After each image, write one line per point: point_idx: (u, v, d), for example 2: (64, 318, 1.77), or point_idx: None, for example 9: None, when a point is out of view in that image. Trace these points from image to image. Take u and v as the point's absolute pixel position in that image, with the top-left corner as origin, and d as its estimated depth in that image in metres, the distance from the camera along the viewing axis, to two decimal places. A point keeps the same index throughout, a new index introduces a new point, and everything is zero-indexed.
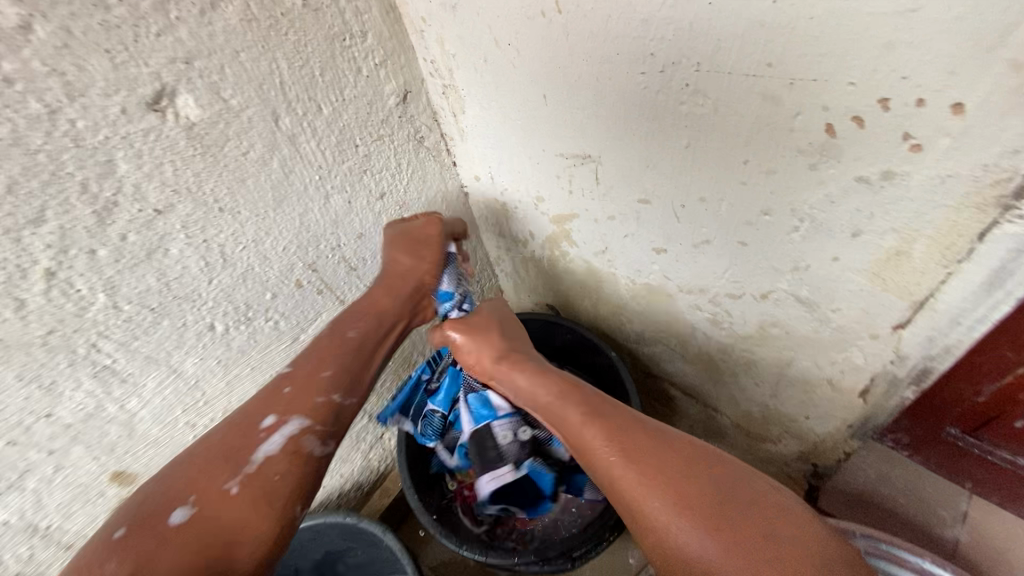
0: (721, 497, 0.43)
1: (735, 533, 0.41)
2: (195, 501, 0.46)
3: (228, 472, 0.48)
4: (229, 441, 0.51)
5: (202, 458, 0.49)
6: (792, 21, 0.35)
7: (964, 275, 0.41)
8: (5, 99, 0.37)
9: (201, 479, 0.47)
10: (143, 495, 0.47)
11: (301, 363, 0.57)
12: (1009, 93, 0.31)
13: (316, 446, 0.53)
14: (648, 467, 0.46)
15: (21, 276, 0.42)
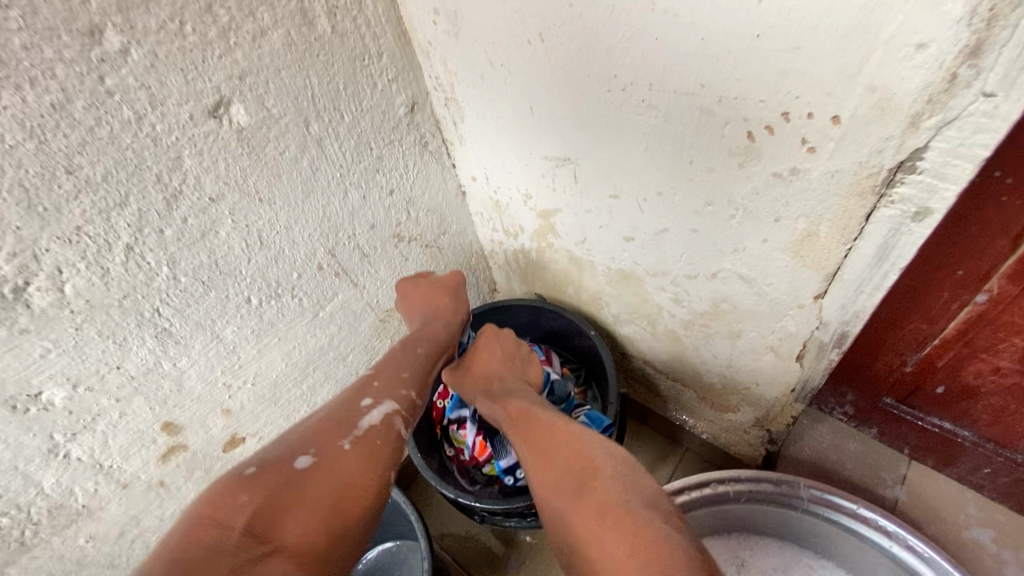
0: (583, 477, 0.57)
1: (581, 502, 0.55)
2: (319, 452, 0.56)
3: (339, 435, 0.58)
4: (335, 416, 0.61)
5: (310, 428, 0.59)
6: (716, 53, 0.46)
7: (860, 250, 0.52)
8: (106, 107, 0.48)
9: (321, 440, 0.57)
10: (271, 449, 0.56)
11: (380, 369, 0.69)
12: (870, 108, 0.42)
13: (404, 428, 0.63)
14: (539, 453, 0.61)
15: (108, 249, 0.52)
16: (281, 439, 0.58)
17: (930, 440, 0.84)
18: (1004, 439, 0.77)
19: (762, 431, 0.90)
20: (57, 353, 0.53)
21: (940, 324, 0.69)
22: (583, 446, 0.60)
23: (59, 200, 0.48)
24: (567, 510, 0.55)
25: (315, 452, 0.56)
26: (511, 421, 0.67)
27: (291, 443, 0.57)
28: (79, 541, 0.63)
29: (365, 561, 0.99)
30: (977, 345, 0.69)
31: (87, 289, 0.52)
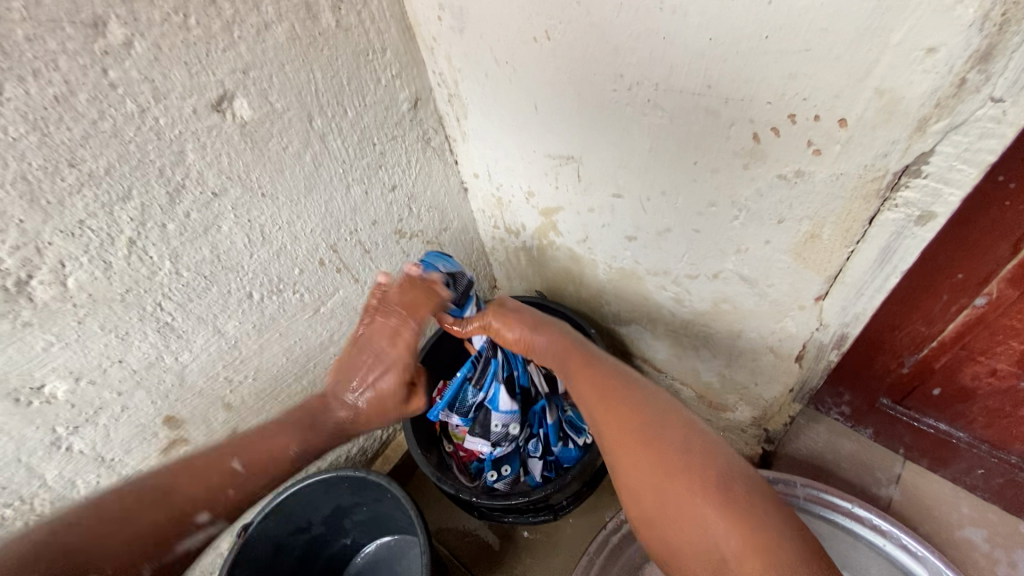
0: (677, 438, 0.52)
1: (678, 459, 0.50)
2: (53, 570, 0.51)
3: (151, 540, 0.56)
4: (161, 509, 0.58)
5: (135, 518, 0.56)
6: (724, 54, 0.46)
7: (862, 253, 0.53)
8: (109, 100, 0.47)
9: (125, 544, 0.55)
10: (80, 528, 0.54)
11: (261, 434, 0.63)
12: (878, 111, 0.42)
13: (206, 521, 0.60)
14: (624, 408, 0.56)
15: (110, 242, 0.52)
16: (109, 522, 0.55)
17: (926, 440, 0.85)
18: (998, 441, 0.78)
19: (760, 430, 0.90)
20: (59, 347, 0.53)
21: (939, 326, 0.69)
22: (671, 436, 0.52)
23: (62, 193, 0.47)
24: (653, 466, 0.51)
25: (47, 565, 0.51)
26: (578, 374, 0.63)
27: (102, 541, 0.54)
28: None
29: (365, 555, 1.00)
30: (975, 348, 0.70)
31: (90, 283, 0.52)
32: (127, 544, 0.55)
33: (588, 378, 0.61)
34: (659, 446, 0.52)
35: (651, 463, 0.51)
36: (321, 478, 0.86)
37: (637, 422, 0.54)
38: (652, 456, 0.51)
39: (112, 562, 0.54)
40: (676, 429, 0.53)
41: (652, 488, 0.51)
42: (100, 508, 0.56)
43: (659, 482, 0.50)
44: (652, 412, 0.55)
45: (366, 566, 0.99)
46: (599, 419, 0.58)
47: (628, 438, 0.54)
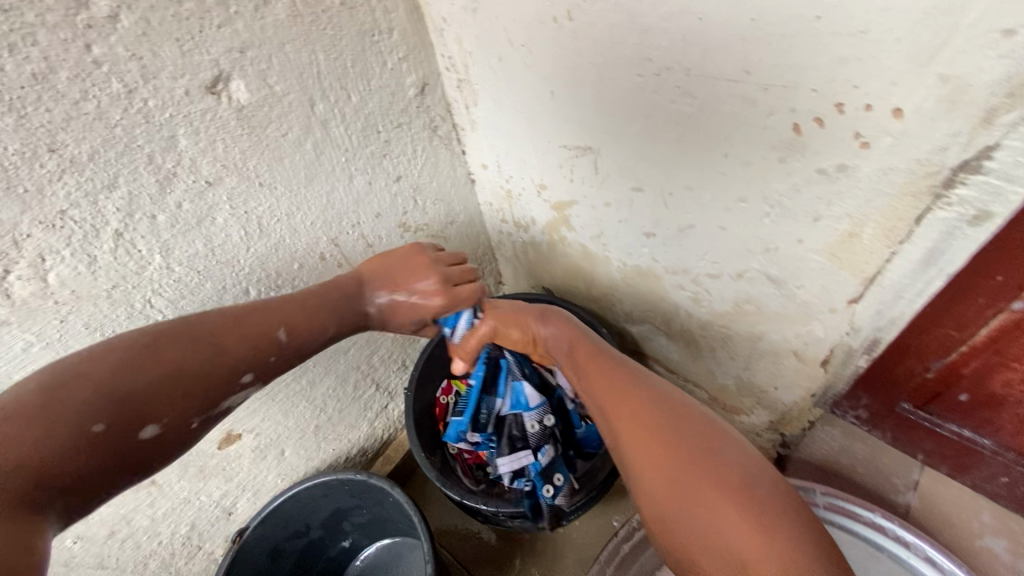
0: (686, 437, 0.48)
1: (685, 459, 0.46)
2: (103, 403, 0.42)
3: (177, 418, 0.46)
4: (209, 381, 0.48)
5: (186, 368, 0.46)
6: (767, 37, 0.42)
7: (904, 254, 0.49)
8: (93, 79, 0.43)
9: (177, 394, 0.46)
10: (141, 345, 0.45)
11: (285, 316, 0.54)
12: (938, 100, 0.38)
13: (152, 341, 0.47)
14: (634, 404, 0.52)
15: (95, 235, 0.48)
16: (170, 361, 0.46)
17: (948, 447, 0.82)
18: None
19: (775, 435, 0.87)
20: (40, 347, 0.49)
21: (972, 331, 0.66)
22: (692, 437, 0.48)
23: (41, 180, 0.43)
24: (660, 466, 0.47)
25: (82, 430, 0.41)
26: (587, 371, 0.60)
27: (153, 373, 0.44)
28: (67, 543, 0.61)
29: (363, 559, 0.97)
30: (1008, 354, 0.67)
31: (73, 279, 0.48)
32: (184, 404, 0.46)
33: (599, 375, 0.58)
34: (684, 441, 0.47)
35: (670, 456, 0.47)
36: (320, 481, 0.82)
37: (645, 419, 0.50)
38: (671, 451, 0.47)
39: (170, 392, 0.45)
40: (685, 427, 0.49)
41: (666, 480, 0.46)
42: (138, 342, 0.45)
43: (663, 483, 0.46)
44: (660, 409, 0.51)
45: (365, 570, 0.96)
46: (609, 414, 0.54)
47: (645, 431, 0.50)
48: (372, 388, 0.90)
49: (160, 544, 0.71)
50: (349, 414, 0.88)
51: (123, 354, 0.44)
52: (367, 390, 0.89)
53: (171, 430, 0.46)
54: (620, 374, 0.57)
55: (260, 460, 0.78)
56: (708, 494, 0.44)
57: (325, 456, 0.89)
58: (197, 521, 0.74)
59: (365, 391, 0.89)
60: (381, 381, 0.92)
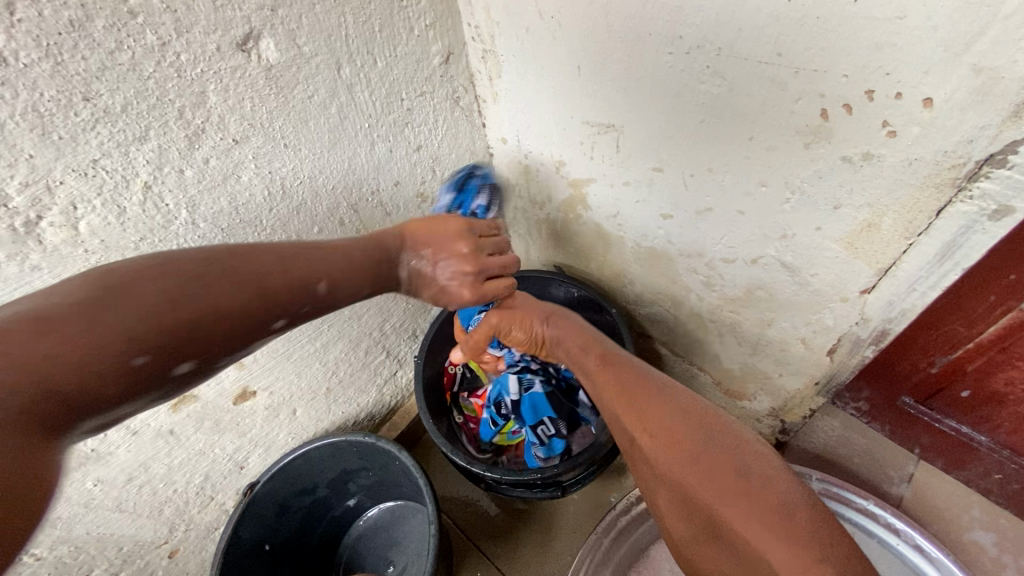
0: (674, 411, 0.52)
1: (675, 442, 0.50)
2: (224, 338, 0.42)
3: (303, 305, 0.46)
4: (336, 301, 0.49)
5: (295, 265, 0.45)
6: (803, 19, 0.42)
7: (921, 247, 0.50)
8: (128, 29, 0.43)
9: (268, 289, 0.43)
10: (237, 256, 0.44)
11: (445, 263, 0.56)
12: (970, 91, 0.38)
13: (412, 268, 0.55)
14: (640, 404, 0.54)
15: (125, 186, 0.49)
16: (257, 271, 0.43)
17: (944, 442, 0.83)
18: (1020, 447, 0.77)
19: (775, 421, 0.89)
20: None
21: (979, 328, 0.66)
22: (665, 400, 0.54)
23: (75, 129, 0.44)
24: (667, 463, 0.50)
25: (114, 358, 0.37)
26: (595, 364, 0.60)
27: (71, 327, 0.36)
28: (88, 485, 0.62)
29: (367, 519, 1.01)
30: (1012, 352, 0.68)
31: (103, 228, 0.49)
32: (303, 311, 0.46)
33: (607, 373, 0.59)
34: (673, 395, 0.54)
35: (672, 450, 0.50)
36: (330, 441, 0.85)
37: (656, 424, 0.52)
38: (665, 416, 0.52)
39: (268, 298, 0.43)
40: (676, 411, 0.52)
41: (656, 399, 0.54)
42: (178, 267, 0.41)
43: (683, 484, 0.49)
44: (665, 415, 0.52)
45: (367, 530, 1.00)
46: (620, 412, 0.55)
47: (633, 388, 0.56)
48: (383, 355, 0.92)
49: (175, 493, 0.73)
50: (358, 379, 0.90)
51: (167, 292, 0.39)
52: (377, 356, 0.91)
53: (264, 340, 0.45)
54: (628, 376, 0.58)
55: (272, 418, 0.80)
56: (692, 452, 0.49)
57: (334, 418, 0.91)
58: (210, 473, 0.76)
59: (375, 357, 0.90)
60: (391, 349, 0.93)
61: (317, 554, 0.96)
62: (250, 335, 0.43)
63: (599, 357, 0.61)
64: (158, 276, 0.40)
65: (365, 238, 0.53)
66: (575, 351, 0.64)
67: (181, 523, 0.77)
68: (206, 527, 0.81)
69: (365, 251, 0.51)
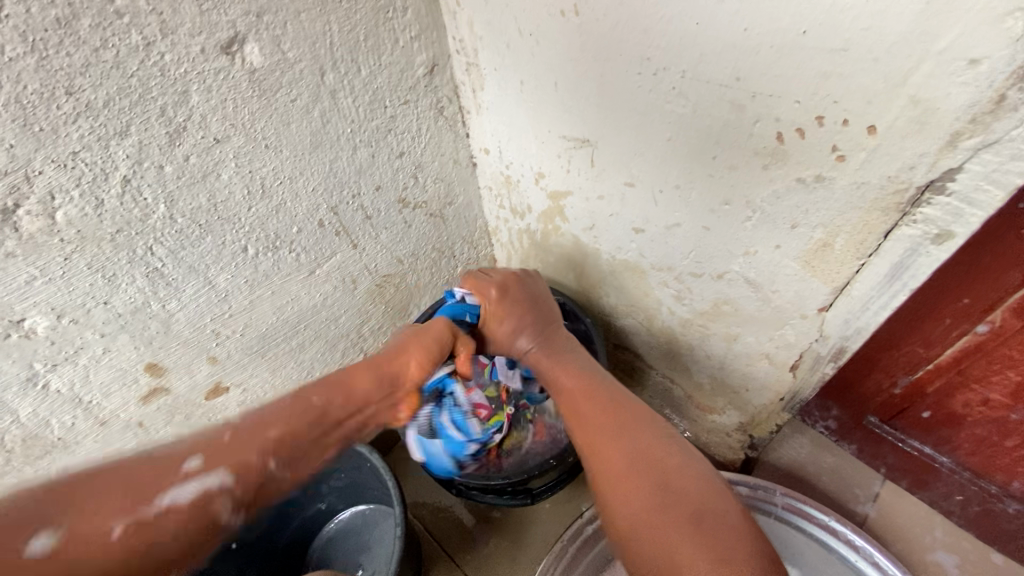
0: (623, 429, 0.56)
1: (617, 461, 0.53)
2: (181, 517, 0.46)
3: (270, 482, 0.51)
4: (310, 450, 0.54)
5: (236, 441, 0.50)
6: (758, 47, 0.44)
7: (873, 267, 0.51)
8: (114, 29, 0.45)
9: (238, 452, 0.49)
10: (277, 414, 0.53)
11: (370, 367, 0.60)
12: (908, 121, 0.41)
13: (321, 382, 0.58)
14: (597, 424, 0.57)
15: (104, 178, 0.50)
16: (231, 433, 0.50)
17: (907, 461, 0.85)
18: (980, 469, 0.78)
19: (745, 436, 0.90)
20: (42, 282, 0.51)
21: (937, 350, 0.68)
22: (616, 423, 0.57)
23: (57, 121, 0.45)
24: (604, 479, 0.53)
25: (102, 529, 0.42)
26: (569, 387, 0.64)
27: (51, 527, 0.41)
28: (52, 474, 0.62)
29: (338, 521, 1.01)
30: (969, 375, 0.69)
31: (79, 219, 0.50)
32: (290, 463, 0.52)
33: (578, 395, 0.62)
34: (649, 428, 0.55)
35: (611, 466, 0.53)
36: None
37: (602, 442, 0.55)
38: (631, 452, 0.53)
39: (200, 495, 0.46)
40: (625, 434, 0.55)
41: (609, 420, 0.57)
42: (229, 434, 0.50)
43: (615, 498, 0.52)
44: (613, 429, 0.56)
45: (339, 532, 1.00)
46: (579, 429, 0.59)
47: (604, 418, 0.58)
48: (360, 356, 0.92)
49: None
50: None
51: (182, 460, 0.47)
52: (354, 358, 0.92)
53: (278, 490, 0.52)
54: (593, 396, 0.61)
55: None
56: (629, 472, 0.52)
57: None
58: None
59: (353, 359, 0.91)
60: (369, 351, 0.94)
61: (285, 555, 0.95)
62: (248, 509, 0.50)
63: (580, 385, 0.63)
64: (223, 429, 0.51)
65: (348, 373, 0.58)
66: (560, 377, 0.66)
67: None
68: None
69: (335, 387, 0.57)
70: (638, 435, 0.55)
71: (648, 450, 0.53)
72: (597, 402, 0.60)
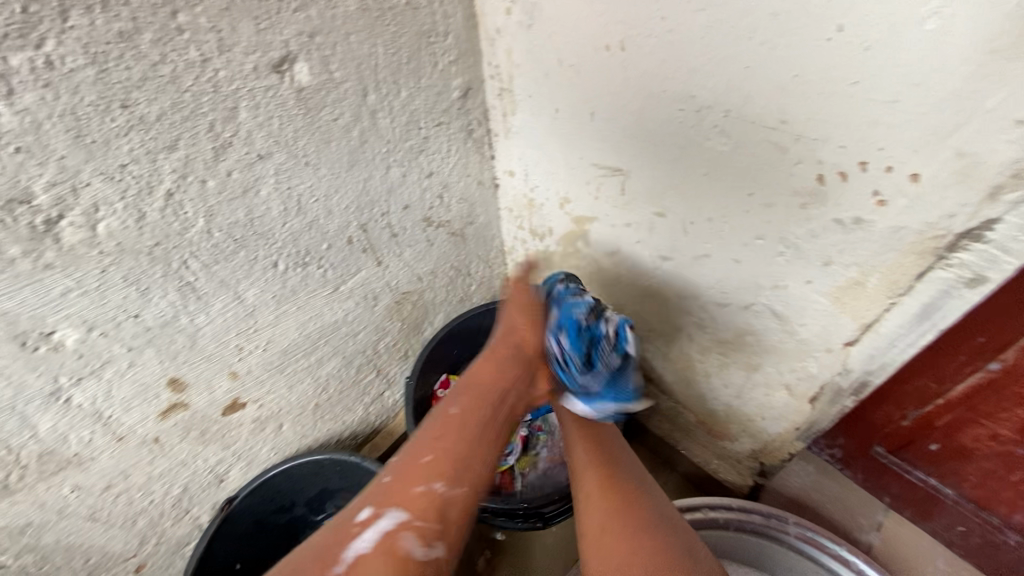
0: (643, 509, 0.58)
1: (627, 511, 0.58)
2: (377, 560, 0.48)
3: (442, 503, 0.54)
4: (462, 456, 0.59)
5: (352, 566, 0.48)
6: (807, 93, 0.46)
7: (903, 306, 0.53)
8: (174, 44, 0.45)
9: (405, 493, 0.54)
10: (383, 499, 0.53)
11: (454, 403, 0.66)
12: (952, 172, 0.42)
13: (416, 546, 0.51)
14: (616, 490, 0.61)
15: (148, 192, 0.49)
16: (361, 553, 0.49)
17: (912, 492, 0.87)
18: (983, 501, 0.80)
19: (754, 463, 0.92)
20: (77, 294, 0.50)
21: (950, 385, 0.70)
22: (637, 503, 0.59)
23: (109, 134, 0.45)
24: (614, 529, 0.56)
25: None
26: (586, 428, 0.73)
27: None
28: (64, 491, 0.59)
29: None
30: (980, 410, 0.71)
31: (120, 231, 0.49)
32: (454, 476, 0.56)
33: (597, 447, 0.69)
34: (658, 514, 0.58)
35: (618, 512, 0.58)
36: (315, 459, 0.84)
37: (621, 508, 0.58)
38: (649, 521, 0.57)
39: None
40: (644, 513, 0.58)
41: (631, 497, 0.60)
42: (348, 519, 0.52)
43: (616, 545, 0.54)
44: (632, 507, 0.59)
45: None
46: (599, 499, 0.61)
47: (630, 493, 0.61)
48: (374, 373, 0.92)
49: (151, 503, 0.70)
50: (345, 397, 0.89)
51: (354, 521, 0.52)
52: (368, 375, 0.91)
53: (460, 505, 0.55)
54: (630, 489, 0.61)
55: (258, 431, 0.79)
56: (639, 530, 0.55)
57: (319, 435, 0.89)
58: (189, 485, 0.74)
59: (366, 376, 0.90)
60: (382, 368, 0.93)
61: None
62: (436, 542, 0.52)
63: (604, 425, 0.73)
64: (380, 484, 0.55)
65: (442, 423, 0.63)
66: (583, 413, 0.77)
67: (153, 535, 0.73)
68: (176, 543, 0.77)
69: (450, 427, 0.62)
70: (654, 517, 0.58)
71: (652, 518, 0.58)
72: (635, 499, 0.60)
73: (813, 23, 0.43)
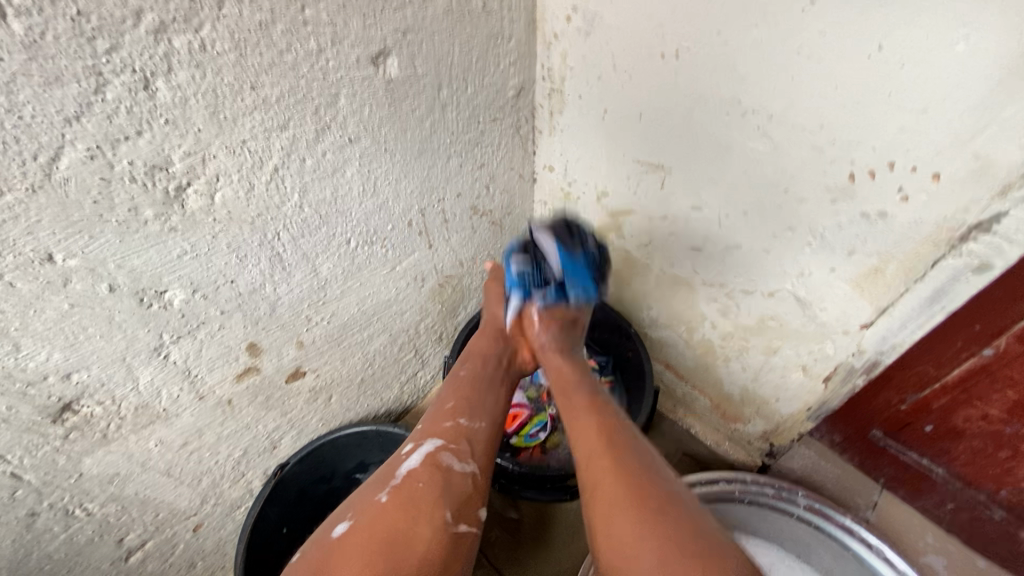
0: (634, 454, 0.56)
1: (616, 460, 0.56)
2: (420, 472, 0.56)
3: (466, 431, 0.63)
4: (480, 398, 0.68)
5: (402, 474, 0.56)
6: (845, 101, 0.54)
7: (917, 291, 0.61)
8: (298, 35, 0.51)
9: (437, 428, 0.62)
10: (422, 433, 0.62)
11: (465, 361, 0.75)
12: (968, 172, 0.50)
13: (453, 461, 0.59)
14: (604, 438, 0.59)
15: (259, 166, 0.55)
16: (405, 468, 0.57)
17: (907, 472, 0.94)
18: (972, 479, 0.88)
19: (764, 444, 0.99)
20: (190, 257, 0.55)
21: (946, 369, 0.77)
22: (630, 449, 0.57)
23: (237, 111, 0.50)
24: (606, 480, 0.54)
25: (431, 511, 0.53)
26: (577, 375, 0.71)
27: (395, 508, 0.53)
28: (150, 444, 0.64)
29: None
30: (972, 393, 0.79)
31: (233, 201, 0.55)
32: (477, 413, 0.65)
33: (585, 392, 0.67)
34: (650, 461, 0.56)
35: (611, 457, 0.56)
36: (359, 430, 0.88)
37: (612, 457, 0.56)
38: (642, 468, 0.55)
39: (438, 483, 0.56)
40: (636, 457, 0.56)
41: (620, 441, 0.58)
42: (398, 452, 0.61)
43: (612, 497, 0.53)
44: (622, 454, 0.57)
45: None
46: (590, 447, 0.59)
47: (620, 436, 0.59)
48: (414, 353, 0.97)
49: (216, 464, 0.74)
50: (387, 374, 0.94)
51: (399, 455, 0.60)
52: (408, 354, 0.96)
53: (483, 435, 0.63)
54: (621, 433, 0.59)
55: (312, 402, 0.83)
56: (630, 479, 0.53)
57: (360, 409, 0.94)
58: (248, 449, 0.78)
59: (407, 355, 0.95)
60: (421, 349, 0.98)
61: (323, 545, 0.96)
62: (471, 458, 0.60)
63: (583, 389, 0.68)
64: (417, 430, 0.64)
65: (458, 377, 0.72)
66: (562, 378, 0.73)
67: (213, 496, 0.77)
68: (229, 506, 0.81)
69: (464, 383, 0.70)
70: (649, 466, 0.55)
71: (647, 464, 0.55)
72: (627, 442, 0.58)
73: (855, 43, 0.50)
